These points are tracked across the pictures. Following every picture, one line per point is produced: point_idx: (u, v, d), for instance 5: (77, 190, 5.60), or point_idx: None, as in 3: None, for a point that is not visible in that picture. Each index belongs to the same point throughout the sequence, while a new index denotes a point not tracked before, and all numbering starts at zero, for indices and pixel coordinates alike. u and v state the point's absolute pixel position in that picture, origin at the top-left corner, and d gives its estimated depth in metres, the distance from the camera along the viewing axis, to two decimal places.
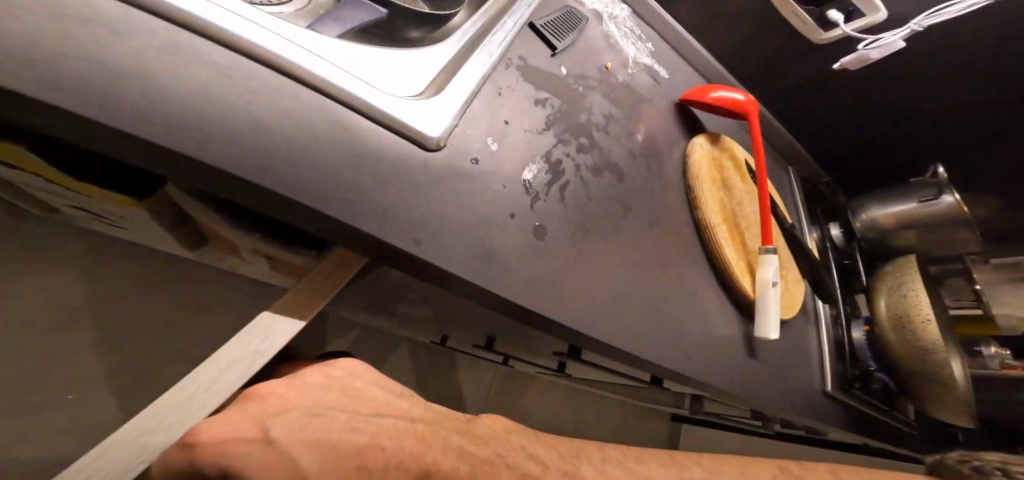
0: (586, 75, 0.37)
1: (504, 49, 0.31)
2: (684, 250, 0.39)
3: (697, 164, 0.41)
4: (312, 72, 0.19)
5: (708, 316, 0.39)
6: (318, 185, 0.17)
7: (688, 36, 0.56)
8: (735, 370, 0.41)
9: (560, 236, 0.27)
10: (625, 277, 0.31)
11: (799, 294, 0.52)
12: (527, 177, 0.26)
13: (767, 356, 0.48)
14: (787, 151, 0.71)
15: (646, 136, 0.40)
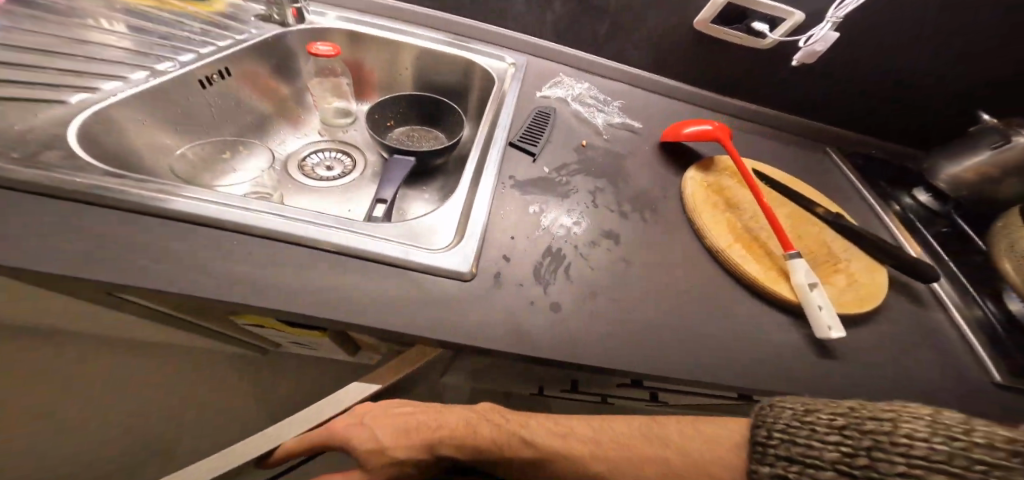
0: (568, 164, 0.47)
1: (499, 177, 0.43)
2: (709, 278, 0.42)
3: (690, 197, 0.47)
4: (375, 250, 0.34)
5: (772, 333, 0.39)
6: (398, 320, 0.30)
7: (655, 77, 0.66)
8: (840, 386, 0.37)
9: (573, 305, 0.35)
10: (645, 318, 0.36)
11: (880, 278, 0.46)
12: (536, 270, 0.36)
13: (892, 361, 0.41)
14: (813, 133, 0.70)
15: (636, 190, 0.47)
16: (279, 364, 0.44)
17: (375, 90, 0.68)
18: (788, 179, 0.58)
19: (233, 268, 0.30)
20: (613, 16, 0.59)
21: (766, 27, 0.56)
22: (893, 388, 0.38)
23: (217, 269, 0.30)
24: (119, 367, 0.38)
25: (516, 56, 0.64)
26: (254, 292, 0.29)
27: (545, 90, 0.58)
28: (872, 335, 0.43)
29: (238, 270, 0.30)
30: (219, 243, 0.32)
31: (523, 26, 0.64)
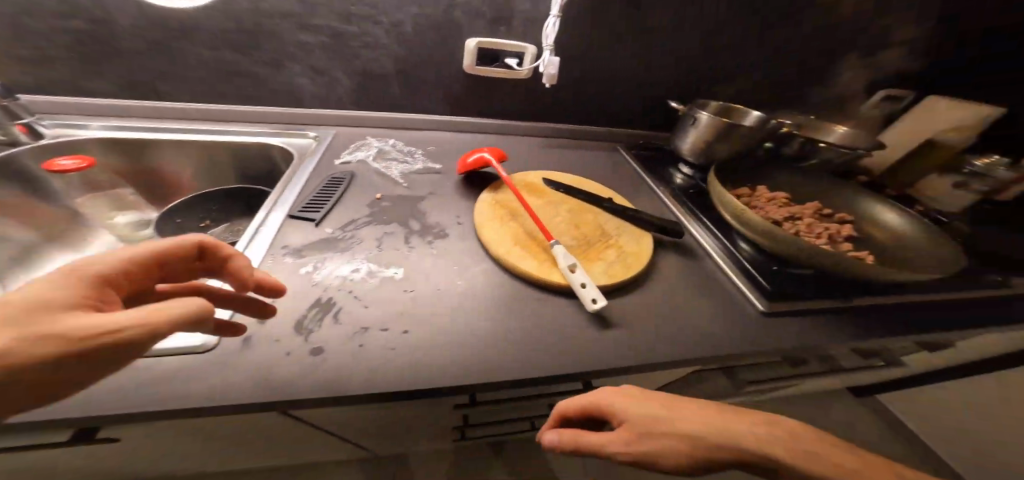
0: (355, 217, 0.50)
1: (274, 246, 0.44)
2: (494, 284, 0.46)
3: (479, 216, 0.54)
4: None
5: (551, 317, 0.44)
6: (104, 408, 0.28)
7: (462, 125, 0.77)
8: (617, 346, 0.42)
9: (337, 344, 0.36)
10: (419, 334, 0.38)
11: (644, 249, 0.55)
12: (299, 323, 0.37)
13: (667, 312, 0.48)
14: (604, 139, 0.86)
15: (425, 223, 0.52)
16: None
17: (184, 191, 0.66)
18: (580, 182, 0.68)
19: None
20: (394, 79, 0.69)
21: (515, 61, 0.70)
22: (662, 333, 0.45)
23: None
24: None
25: (321, 129, 0.68)
26: None
27: (345, 157, 0.61)
28: (648, 296, 0.50)
29: None
30: None
31: (324, 103, 0.69)
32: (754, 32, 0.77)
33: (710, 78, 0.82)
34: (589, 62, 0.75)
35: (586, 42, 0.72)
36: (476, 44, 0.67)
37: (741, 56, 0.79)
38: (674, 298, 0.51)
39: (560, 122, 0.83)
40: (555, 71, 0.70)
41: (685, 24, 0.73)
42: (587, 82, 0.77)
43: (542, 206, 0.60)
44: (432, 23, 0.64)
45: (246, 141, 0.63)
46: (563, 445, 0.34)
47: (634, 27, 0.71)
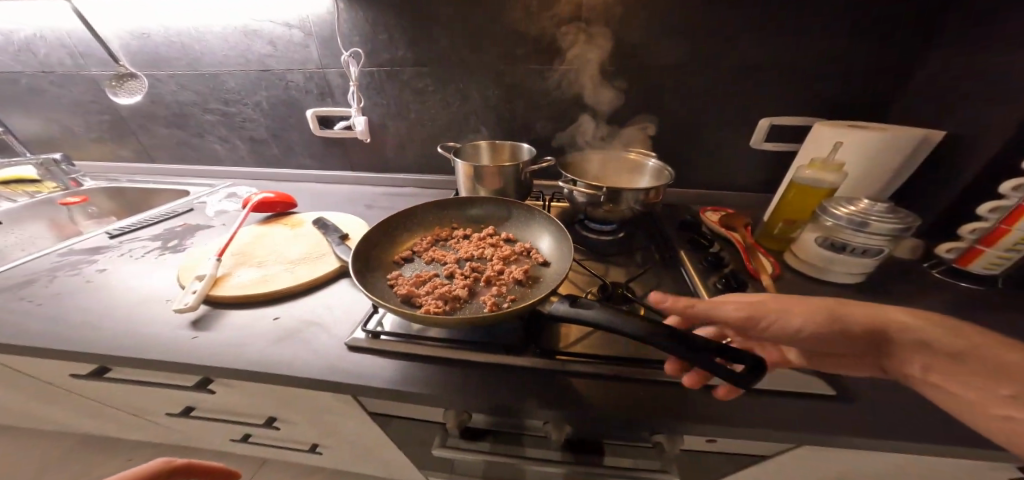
0: (140, 236, 0.75)
1: (76, 245, 0.72)
2: (161, 284, 0.60)
3: (217, 240, 0.70)
4: None
5: (160, 311, 0.54)
6: None
7: (317, 176, 1.00)
8: (171, 340, 0.49)
9: (16, 303, 0.57)
10: (60, 306, 0.56)
11: (314, 269, 0.61)
12: (23, 287, 0.60)
13: (265, 321, 0.53)
14: (432, 186, 0.96)
15: (180, 241, 0.73)
16: None
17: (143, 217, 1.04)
18: (346, 220, 0.77)
19: None
20: (266, 142, 0.98)
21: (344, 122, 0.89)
22: (231, 337, 0.50)
23: None
24: None
25: (221, 181, 1.01)
26: None
27: (203, 199, 0.91)
28: (274, 309, 0.55)
29: None
30: None
31: (230, 161, 1.03)
32: (546, 86, 0.79)
33: (517, 126, 0.86)
34: (403, 123, 0.89)
35: (392, 110, 0.87)
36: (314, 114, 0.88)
37: (538, 102, 0.82)
38: (286, 314, 0.54)
39: (397, 172, 0.98)
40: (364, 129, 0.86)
41: (466, 83, 0.82)
42: (399, 141, 0.92)
43: (279, 235, 0.72)
44: (276, 102, 0.88)
45: (173, 188, 0.99)
46: (675, 304, 0.40)
47: (425, 93, 0.84)
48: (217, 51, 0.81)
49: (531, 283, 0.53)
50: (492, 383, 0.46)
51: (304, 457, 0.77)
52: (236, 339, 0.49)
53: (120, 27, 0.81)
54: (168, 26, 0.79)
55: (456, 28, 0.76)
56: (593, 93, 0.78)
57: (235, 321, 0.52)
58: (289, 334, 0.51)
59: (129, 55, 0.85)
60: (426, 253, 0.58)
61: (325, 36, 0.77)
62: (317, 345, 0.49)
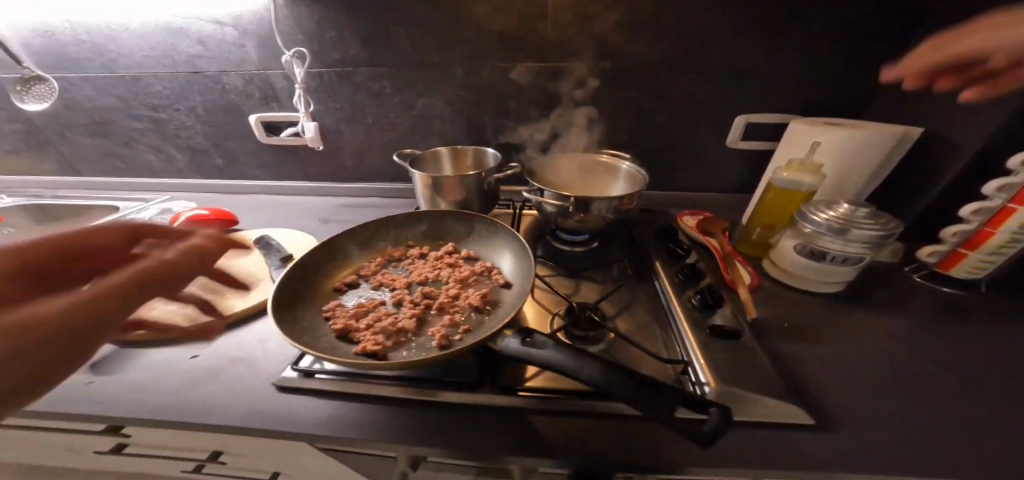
0: None
1: None
2: None
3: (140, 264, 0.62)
4: None
5: None
6: None
7: (269, 185, 0.91)
8: (56, 389, 0.41)
9: None
10: None
11: (245, 297, 0.54)
12: None
13: (175, 360, 0.45)
14: (396, 195, 0.88)
15: None
16: None
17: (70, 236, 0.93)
18: (294, 239, 0.69)
19: None
20: (208, 150, 0.88)
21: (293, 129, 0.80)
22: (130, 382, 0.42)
23: None
24: None
25: (159, 193, 0.91)
26: None
27: (133, 214, 0.81)
28: (191, 345, 0.47)
29: None
30: None
31: (168, 172, 0.92)
32: (514, 85, 0.73)
33: (484, 129, 0.79)
34: (359, 126, 0.81)
35: (346, 112, 0.79)
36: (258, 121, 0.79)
37: (505, 103, 0.75)
38: (208, 350, 0.47)
39: (357, 180, 0.90)
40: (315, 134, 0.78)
41: (425, 83, 0.75)
42: (357, 147, 0.84)
43: None
44: (212, 106, 0.79)
45: (102, 204, 0.89)
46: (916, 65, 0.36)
47: (380, 94, 0.76)
48: (135, 49, 0.71)
49: (488, 310, 0.47)
50: (437, 424, 0.40)
51: None
52: (136, 384, 0.42)
53: (18, 22, 0.70)
54: (75, 19, 0.68)
55: (410, 23, 0.68)
56: (565, 94, 0.73)
57: (143, 361, 0.45)
58: (206, 376, 0.43)
59: (35, 55, 0.74)
60: (373, 277, 0.51)
61: (261, 33, 0.68)
62: (238, 389, 0.42)
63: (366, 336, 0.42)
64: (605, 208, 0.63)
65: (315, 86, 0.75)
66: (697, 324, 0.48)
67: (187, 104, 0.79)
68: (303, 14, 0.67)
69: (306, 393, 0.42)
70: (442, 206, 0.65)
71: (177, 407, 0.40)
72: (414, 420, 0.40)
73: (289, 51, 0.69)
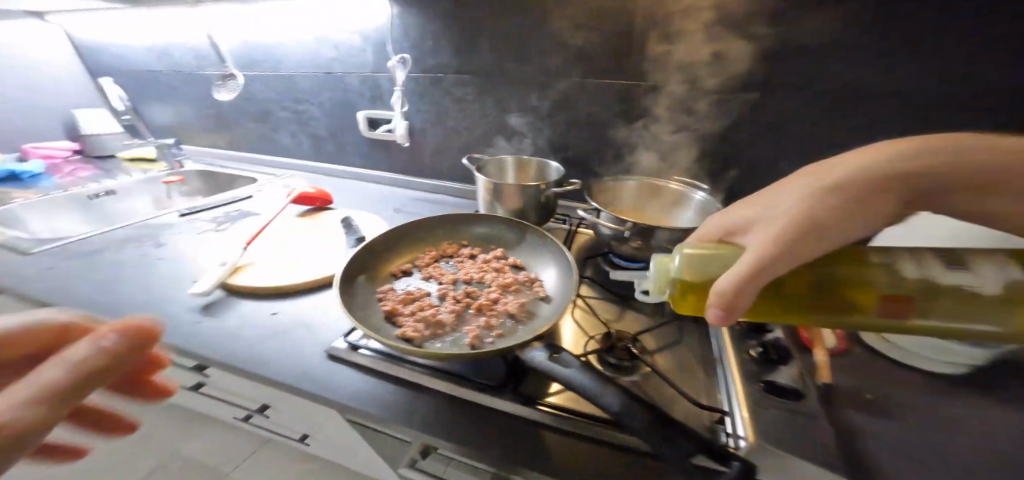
0: (200, 214, 0.82)
1: (143, 221, 0.79)
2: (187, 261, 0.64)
3: (258, 228, 0.74)
4: (14, 240, 0.69)
5: (174, 287, 0.57)
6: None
7: (365, 172, 1.05)
8: (176, 320, 0.52)
9: (69, 260, 0.63)
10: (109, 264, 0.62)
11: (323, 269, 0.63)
12: (80, 250, 0.66)
13: (258, 312, 0.55)
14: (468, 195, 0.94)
15: (221, 224, 0.78)
16: None
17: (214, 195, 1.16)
18: (371, 226, 0.78)
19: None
20: (325, 136, 1.04)
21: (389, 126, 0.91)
22: (220, 323, 0.52)
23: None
24: None
25: (283, 170, 1.10)
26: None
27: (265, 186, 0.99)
28: (273, 304, 0.57)
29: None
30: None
31: (293, 153, 1.11)
32: (589, 98, 0.73)
33: (556, 142, 0.80)
34: (444, 126, 0.89)
35: (435, 113, 0.88)
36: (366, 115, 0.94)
37: (578, 117, 0.75)
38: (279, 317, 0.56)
39: (435, 177, 0.98)
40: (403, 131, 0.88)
41: (506, 93, 0.79)
42: (441, 147, 0.92)
43: (309, 230, 0.77)
44: (336, 99, 0.96)
45: (243, 172, 1.10)
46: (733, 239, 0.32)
47: (463, 99, 0.83)
48: (292, 50, 0.91)
49: (523, 319, 0.47)
50: (447, 418, 0.41)
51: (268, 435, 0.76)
52: (226, 329, 0.52)
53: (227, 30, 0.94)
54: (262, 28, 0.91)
55: (501, 34, 0.73)
56: (641, 111, 0.70)
57: (238, 310, 0.55)
58: (277, 334, 0.51)
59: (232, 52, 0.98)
60: (425, 269, 0.56)
61: (378, 39, 0.83)
62: (297, 350, 0.49)
63: (406, 322, 0.45)
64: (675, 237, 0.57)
65: (412, 87, 0.87)
66: (753, 378, 0.42)
67: (319, 98, 0.97)
68: (414, 28, 0.78)
69: (345, 366, 0.47)
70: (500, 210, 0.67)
71: (246, 356, 0.48)
72: (429, 411, 0.42)
73: (395, 56, 0.82)
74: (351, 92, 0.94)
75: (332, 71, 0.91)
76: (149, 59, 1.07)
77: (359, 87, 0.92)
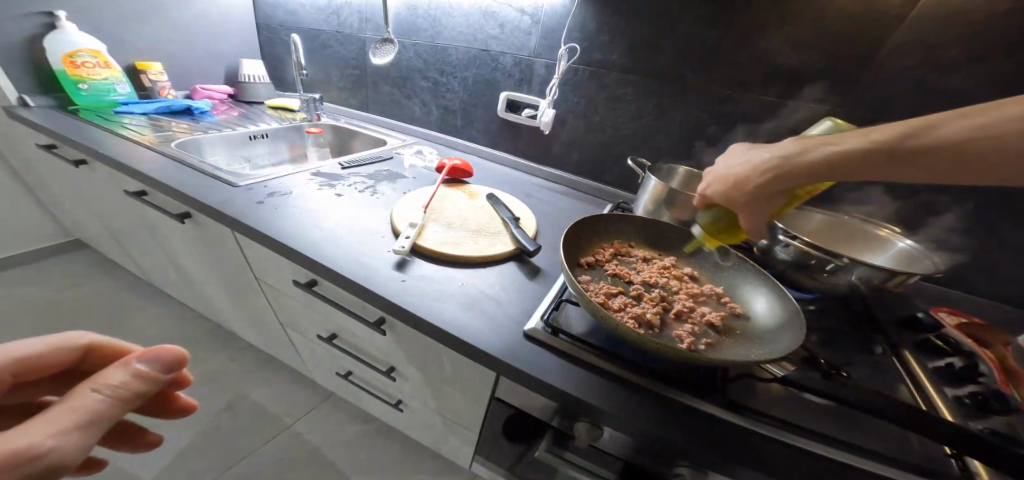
0: (356, 170, 0.88)
1: (308, 169, 0.85)
2: (367, 220, 0.69)
3: (418, 194, 0.78)
4: (210, 171, 0.76)
5: (369, 244, 0.63)
6: (185, 183, 0.71)
7: (490, 152, 1.06)
8: (380, 273, 0.57)
9: (268, 200, 0.69)
10: (301, 209, 0.69)
11: (493, 246, 0.66)
12: (271, 191, 0.73)
13: (444, 279, 0.58)
14: (597, 193, 0.94)
15: (378, 184, 0.82)
16: (187, 247, 0.86)
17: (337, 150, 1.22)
18: (518, 208, 0.80)
19: (166, 161, 0.79)
20: (458, 112, 1.06)
21: (533, 111, 0.92)
22: (416, 283, 0.56)
23: (167, 158, 0.80)
24: (166, 236, 0.89)
25: (408, 137, 1.14)
26: (169, 169, 0.76)
27: (399, 151, 1.03)
28: (456, 273, 0.60)
29: (167, 162, 0.79)
30: (173, 154, 0.81)
31: (420, 123, 1.15)
32: (768, 117, 0.71)
33: (714, 155, 0.78)
34: (590, 121, 0.89)
35: (584, 106, 0.88)
36: (508, 97, 0.94)
37: (748, 134, 0.73)
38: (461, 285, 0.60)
39: (562, 169, 0.99)
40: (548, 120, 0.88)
41: (672, 99, 0.78)
42: (579, 141, 0.93)
43: (460, 201, 0.79)
44: (482, 78, 0.97)
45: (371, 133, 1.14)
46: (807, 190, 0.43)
47: (621, 97, 0.83)
48: (456, 25, 0.94)
49: (726, 334, 0.48)
50: (659, 413, 0.43)
51: (388, 384, 0.81)
52: (423, 290, 0.56)
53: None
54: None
55: (688, 40, 0.72)
56: None
57: (427, 273, 0.59)
58: (468, 303, 0.55)
59: (396, 21, 1.02)
60: (609, 264, 0.57)
61: (547, 25, 0.84)
62: (492, 323, 0.52)
63: (621, 316, 0.46)
64: (871, 279, 0.56)
65: (568, 78, 0.87)
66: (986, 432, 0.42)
67: (465, 75, 0.99)
68: (592, 22, 0.79)
69: (539, 345, 0.49)
70: (664, 216, 0.67)
71: (449, 320, 0.51)
72: (637, 404, 0.43)
73: (564, 46, 0.82)
74: (499, 73, 0.95)
75: (488, 51, 0.93)
76: (314, 20, 1.15)
77: (509, 70, 0.93)
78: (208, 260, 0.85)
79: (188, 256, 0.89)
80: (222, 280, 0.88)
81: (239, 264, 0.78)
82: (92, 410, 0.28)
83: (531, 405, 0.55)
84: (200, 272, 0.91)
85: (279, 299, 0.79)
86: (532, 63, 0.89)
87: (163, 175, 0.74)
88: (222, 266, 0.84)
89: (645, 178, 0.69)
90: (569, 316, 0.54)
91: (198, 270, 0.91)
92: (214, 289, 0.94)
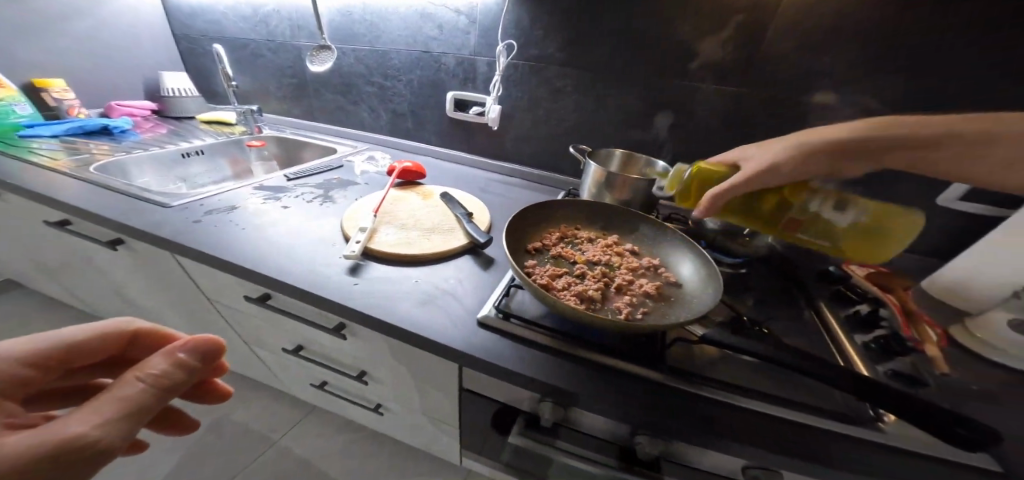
0: (304, 180, 0.86)
1: (252, 183, 0.83)
2: (316, 227, 0.68)
3: (369, 198, 0.78)
4: (141, 192, 0.72)
5: (319, 251, 0.62)
6: (112, 207, 0.67)
7: (443, 152, 1.07)
8: (331, 279, 0.57)
9: (207, 217, 0.67)
10: (243, 223, 0.67)
11: (446, 242, 0.67)
12: (211, 208, 0.70)
13: (398, 278, 0.59)
14: (549, 183, 0.98)
15: (327, 192, 0.81)
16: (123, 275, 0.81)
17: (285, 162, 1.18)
18: (472, 204, 0.82)
19: (90, 185, 0.74)
20: (407, 114, 1.06)
21: (480, 109, 0.94)
22: (368, 286, 0.57)
23: (91, 182, 0.75)
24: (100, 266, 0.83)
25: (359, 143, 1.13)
26: (93, 194, 0.71)
27: (350, 158, 1.02)
28: (409, 271, 0.61)
29: (90, 186, 0.74)
30: (97, 177, 0.76)
31: (370, 128, 1.13)
32: (693, 101, 0.76)
33: (650, 139, 0.84)
34: (535, 115, 0.92)
35: (528, 101, 0.91)
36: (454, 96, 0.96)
37: (677, 118, 0.79)
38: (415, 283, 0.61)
39: (515, 163, 1.01)
40: (495, 117, 0.90)
41: (607, 89, 0.82)
42: (527, 135, 0.96)
43: (414, 202, 0.79)
44: (427, 79, 0.98)
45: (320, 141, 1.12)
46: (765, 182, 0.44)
47: (562, 90, 0.86)
48: (394, 28, 0.94)
49: (661, 300, 0.52)
50: (604, 382, 0.46)
51: (359, 390, 0.81)
52: (376, 291, 0.56)
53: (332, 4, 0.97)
54: (370, 4, 0.94)
55: (614, 33, 0.76)
56: (743, 116, 0.74)
57: (380, 274, 0.60)
58: (423, 299, 0.56)
59: (332, 26, 1.00)
60: (554, 248, 0.59)
61: (483, 25, 0.86)
62: (446, 315, 0.54)
63: (565, 295, 0.49)
64: None
65: (510, 74, 0.90)
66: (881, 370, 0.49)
67: (410, 77, 0.99)
68: (526, 18, 0.81)
69: (493, 331, 0.52)
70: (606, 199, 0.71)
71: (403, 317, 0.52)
72: (585, 376, 0.47)
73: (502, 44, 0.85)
74: (443, 74, 0.96)
75: (430, 52, 0.94)
76: (244, 29, 1.10)
77: (453, 69, 0.94)
78: (150, 286, 0.80)
79: (127, 284, 0.84)
80: (169, 305, 0.84)
81: (183, 286, 0.75)
82: (137, 399, 0.30)
83: (494, 390, 0.58)
84: (143, 299, 0.87)
85: (233, 319, 0.77)
86: (473, 63, 0.91)
87: (87, 201, 0.69)
88: (165, 291, 0.80)
89: (586, 164, 0.73)
90: (521, 301, 0.57)
91: (140, 298, 0.86)
92: (161, 316, 0.89)
